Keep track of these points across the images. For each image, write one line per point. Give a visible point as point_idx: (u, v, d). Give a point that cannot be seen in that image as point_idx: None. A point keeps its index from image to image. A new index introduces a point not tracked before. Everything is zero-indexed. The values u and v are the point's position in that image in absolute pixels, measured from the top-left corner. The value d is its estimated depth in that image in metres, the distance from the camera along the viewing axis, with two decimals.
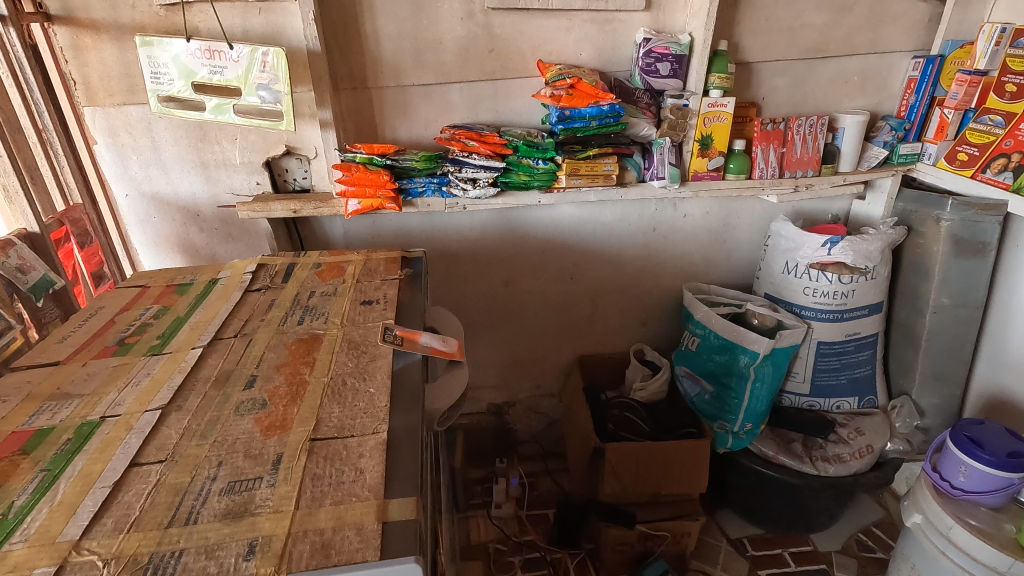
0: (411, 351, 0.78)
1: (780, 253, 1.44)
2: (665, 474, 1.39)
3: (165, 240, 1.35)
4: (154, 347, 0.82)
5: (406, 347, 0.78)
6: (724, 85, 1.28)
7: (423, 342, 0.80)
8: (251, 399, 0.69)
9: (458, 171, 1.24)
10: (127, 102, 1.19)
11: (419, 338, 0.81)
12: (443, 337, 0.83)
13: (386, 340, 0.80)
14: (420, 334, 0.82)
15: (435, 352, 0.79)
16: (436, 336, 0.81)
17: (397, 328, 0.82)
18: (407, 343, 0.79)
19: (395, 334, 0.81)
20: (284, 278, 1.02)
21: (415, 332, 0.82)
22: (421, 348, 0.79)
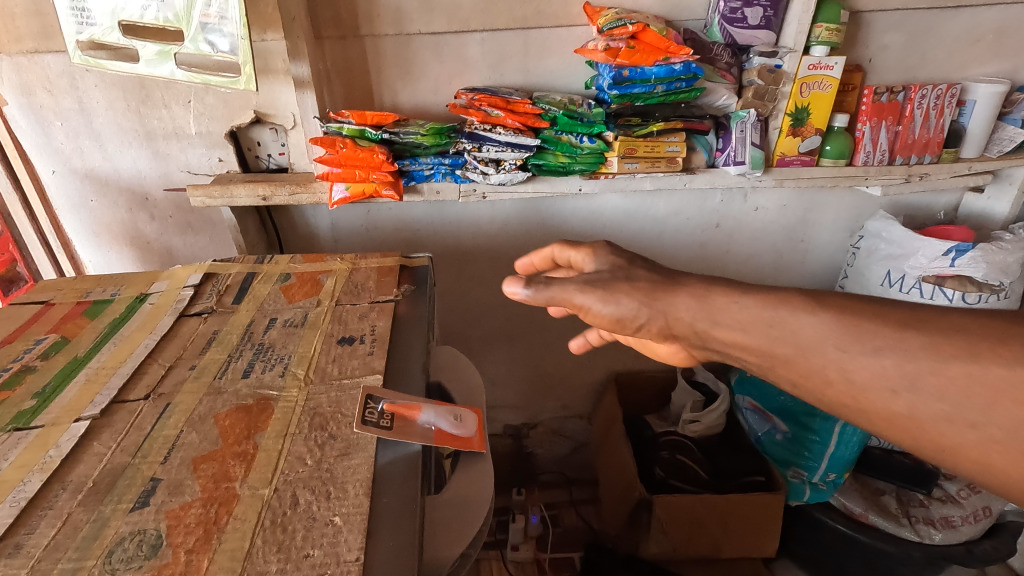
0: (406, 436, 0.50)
1: (879, 259, 1.14)
2: (723, 532, 1.13)
3: (106, 229, 1.07)
4: (20, 416, 0.54)
5: (399, 431, 0.51)
6: (833, 39, 0.95)
7: (427, 420, 0.53)
8: (138, 532, 0.42)
9: (476, 149, 0.94)
10: (40, 49, 0.90)
11: (418, 414, 0.53)
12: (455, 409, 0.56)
13: (367, 417, 0.52)
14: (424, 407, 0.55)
15: (445, 439, 0.52)
16: (443, 412, 0.54)
17: (385, 396, 0.55)
18: (400, 421, 0.52)
19: (382, 407, 0.53)
20: (237, 296, 0.74)
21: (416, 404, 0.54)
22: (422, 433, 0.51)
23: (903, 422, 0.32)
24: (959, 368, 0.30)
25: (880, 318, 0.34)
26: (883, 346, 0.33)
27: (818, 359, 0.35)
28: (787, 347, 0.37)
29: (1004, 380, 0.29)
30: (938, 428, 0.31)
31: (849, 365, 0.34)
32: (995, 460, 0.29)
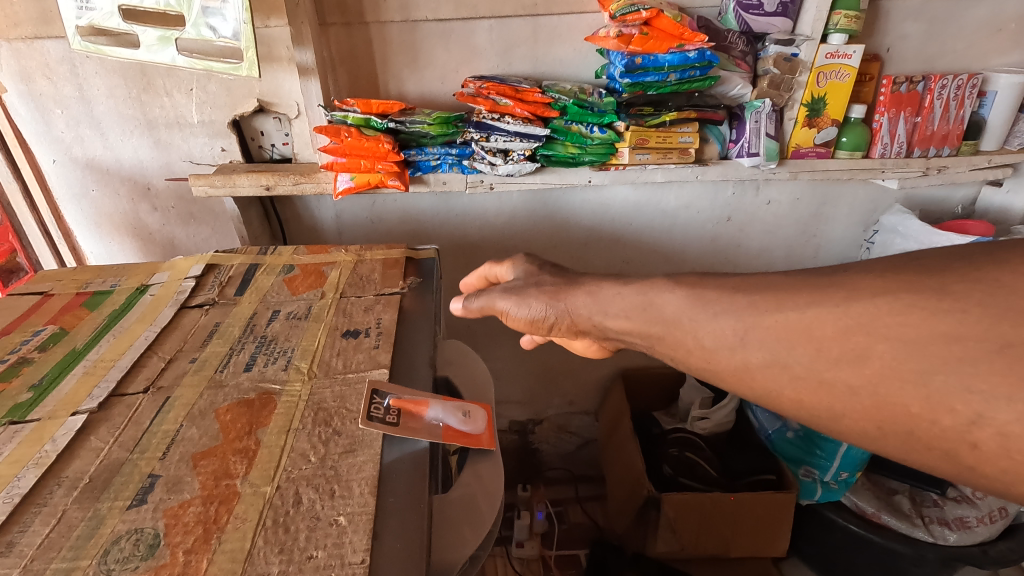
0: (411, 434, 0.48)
1: (895, 254, 1.12)
2: (732, 531, 1.12)
3: (108, 219, 1.06)
4: (16, 409, 0.53)
5: (404, 429, 0.49)
6: (852, 27, 0.92)
7: (434, 417, 0.51)
8: (135, 531, 0.41)
9: (484, 139, 0.92)
10: (40, 35, 0.88)
11: (426, 411, 0.52)
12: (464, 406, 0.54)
13: (372, 413, 0.50)
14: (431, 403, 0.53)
15: (452, 437, 0.50)
16: (451, 409, 0.53)
17: (392, 391, 0.53)
18: (407, 419, 0.50)
19: (388, 403, 0.51)
20: (240, 288, 0.73)
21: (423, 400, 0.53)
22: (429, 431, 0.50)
23: (748, 372, 0.34)
24: (774, 318, 0.33)
25: (718, 285, 0.37)
26: (715, 304, 0.36)
27: (677, 329, 0.38)
28: (658, 325, 0.40)
29: (801, 321, 0.31)
30: (765, 376, 0.33)
31: (695, 327, 0.37)
32: (804, 398, 0.31)
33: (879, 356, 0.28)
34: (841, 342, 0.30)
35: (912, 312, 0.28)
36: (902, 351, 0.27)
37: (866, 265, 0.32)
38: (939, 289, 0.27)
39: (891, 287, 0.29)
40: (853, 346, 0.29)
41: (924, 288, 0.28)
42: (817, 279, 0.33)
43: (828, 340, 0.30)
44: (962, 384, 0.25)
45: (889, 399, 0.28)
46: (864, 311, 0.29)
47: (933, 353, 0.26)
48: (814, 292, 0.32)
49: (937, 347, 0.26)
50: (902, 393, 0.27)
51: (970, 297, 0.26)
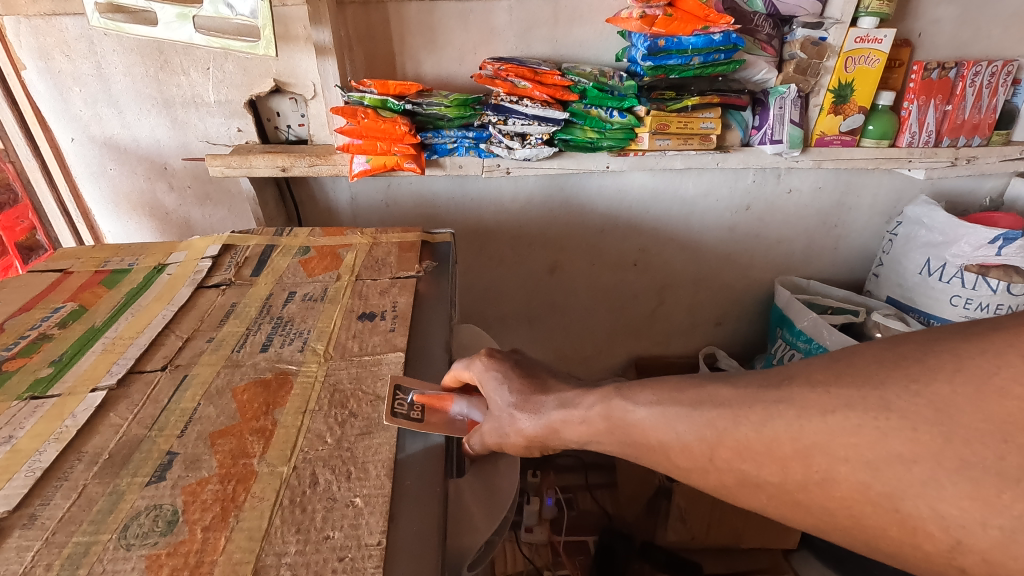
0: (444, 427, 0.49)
1: (918, 247, 1.10)
2: (744, 526, 1.12)
3: (126, 199, 1.06)
4: (37, 383, 0.53)
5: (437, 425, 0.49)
6: (883, 11, 0.89)
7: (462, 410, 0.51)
8: (154, 508, 0.41)
9: (502, 122, 0.90)
10: (58, 12, 0.88)
11: (450, 406, 0.52)
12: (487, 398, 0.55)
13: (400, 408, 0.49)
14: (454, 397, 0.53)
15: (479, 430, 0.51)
16: (478, 405, 0.52)
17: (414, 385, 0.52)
18: (431, 415, 0.50)
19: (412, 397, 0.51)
20: (256, 268, 0.73)
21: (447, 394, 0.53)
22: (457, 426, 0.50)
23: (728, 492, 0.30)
24: (732, 437, 0.29)
25: (684, 391, 0.34)
26: (679, 418, 0.32)
27: (650, 451, 0.34)
28: (631, 446, 0.36)
29: (760, 442, 0.28)
30: (741, 493, 0.30)
31: (665, 448, 0.33)
32: (787, 514, 0.28)
33: (844, 478, 0.25)
34: (803, 463, 0.27)
35: (863, 432, 0.25)
36: (863, 475, 0.24)
37: (806, 369, 0.29)
38: (881, 402, 0.25)
39: (839, 398, 0.26)
40: (813, 467, 0.26)
41: (865, 401, 0.25)
42: (760, 388, 0.30)
43: (790, 461, 0.27)
44: (930, 509, 0.23)
45: (864, 521, 0.25)
46: (817, 432, 0.26)
47: (893, 476, 0.24)
48: (768, 406, 0.29)
49: (896, 469, 0.24)
50: (874, 516, 0.24)
51: (917, 415, 0.24)
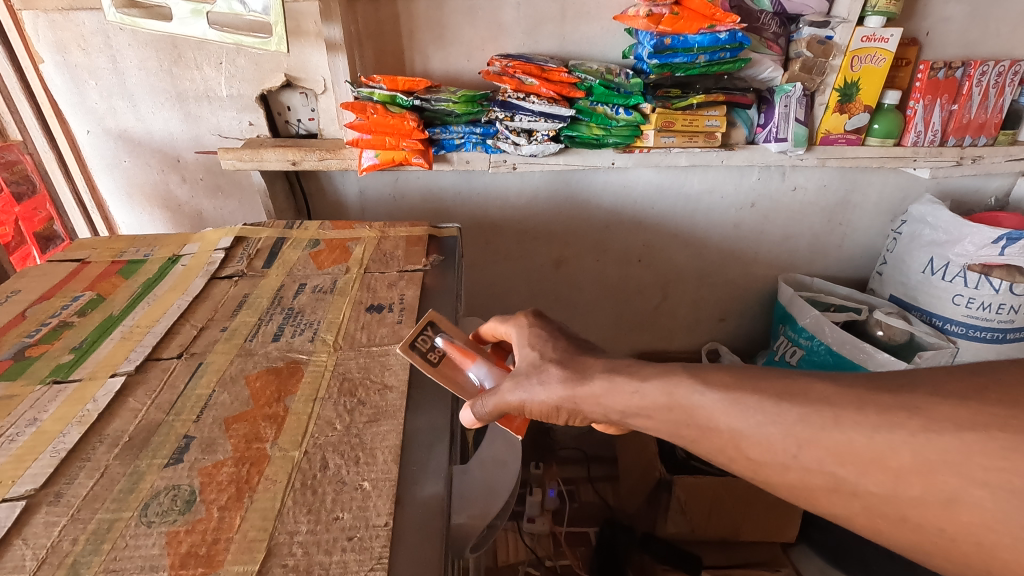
0: (450, 384, 0.51)
1: (922, 245, 1.10)
2: (743, 518, 1.15)
3: (139, 190, 1.09)
4: (59, 369, 0.55)
5: (446, 373, 0.52)
6: (890, 11, 0.89)
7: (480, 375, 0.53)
8: (172, 488, 0.43)
9: (509, 118, 0.92)
10: (75, 7, 0.90)
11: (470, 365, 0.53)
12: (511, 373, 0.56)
13: (420, 347, 0.54)
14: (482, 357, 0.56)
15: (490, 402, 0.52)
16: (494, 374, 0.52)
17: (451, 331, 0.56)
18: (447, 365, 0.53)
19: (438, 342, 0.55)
20: (267, 260, 0.75)
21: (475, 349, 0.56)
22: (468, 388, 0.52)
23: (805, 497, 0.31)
24: (835, 441, 0.30)
25: (765, 381, 0.34)
26: (762, 409, 0.33)
27: (715, 435, 0.35)
28: (691, 427, 0.36)
29: (869, 450, 0.29)
30: (831, 500, 0.30)
31: (738, 436, 0.34)
32: (883, 529, 0.29)
33: (974, 503, 0.26)
34: (926, 482, 0.27)
35: (1011, 459, 0.25)
36: (1002, 505, 0.25)
37: (936, 386, 0.29)
38: None
39: (984, 421, 0.26)
40: (940, 487, 0.27)
41: (1014, 428, 0.25)
42: (880, 395, 0.30)
43: (911, 478, 0.27)
44: None
45: (993, 551, 0.25)
46: (950, 450, 0.26)
47: None
48: (888, 415, 0.29)
49: None
50: (1009, 548, 0.25)
51: None
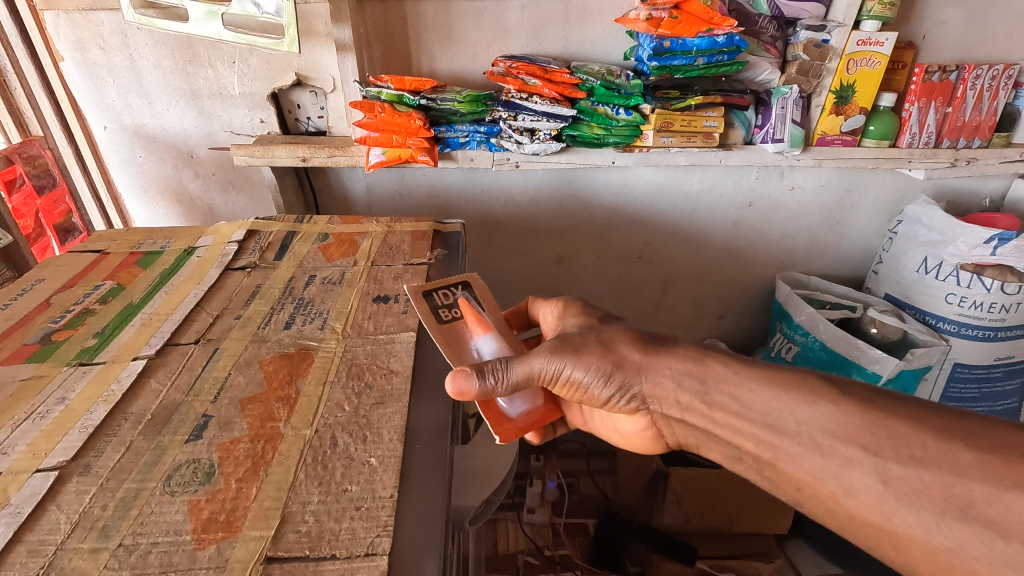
0: (440, 343, 0.56)
1: (917, 245, 1.12)
2: (741, 508, 1.19)
3: (153, 184, 1.12)
4: (84, 352, 0.59)
5: (449, 328, 0.60)
6: (886, 15, 0.91)
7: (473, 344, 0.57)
8: (192, 461, 0.46)
9: (512, 117, 0.94)
10: (94, 7, 0.93)
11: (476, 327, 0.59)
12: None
13: (436, 300, 0.63)
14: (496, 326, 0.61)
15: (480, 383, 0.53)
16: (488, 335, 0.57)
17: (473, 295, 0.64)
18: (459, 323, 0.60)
19: (454, 300, 0.63)
20: (278, 252, 0.78)
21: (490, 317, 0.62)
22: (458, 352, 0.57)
23: (945, 556, 0.35)
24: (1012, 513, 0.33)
25: (940, 431, 0.38)
26: (926, 461, 0.37)
27: (857, 470, 0.39)
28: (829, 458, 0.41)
29: None
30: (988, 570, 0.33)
31: (886, 477, 0.38)
32: None
33: None
34: None
35: None
36: None
37: None
38: None
39: None
40: None
41: None
42: None
43: None
44: None
45: None
46: None
47: None
48: None
49: None
50: None
51: None
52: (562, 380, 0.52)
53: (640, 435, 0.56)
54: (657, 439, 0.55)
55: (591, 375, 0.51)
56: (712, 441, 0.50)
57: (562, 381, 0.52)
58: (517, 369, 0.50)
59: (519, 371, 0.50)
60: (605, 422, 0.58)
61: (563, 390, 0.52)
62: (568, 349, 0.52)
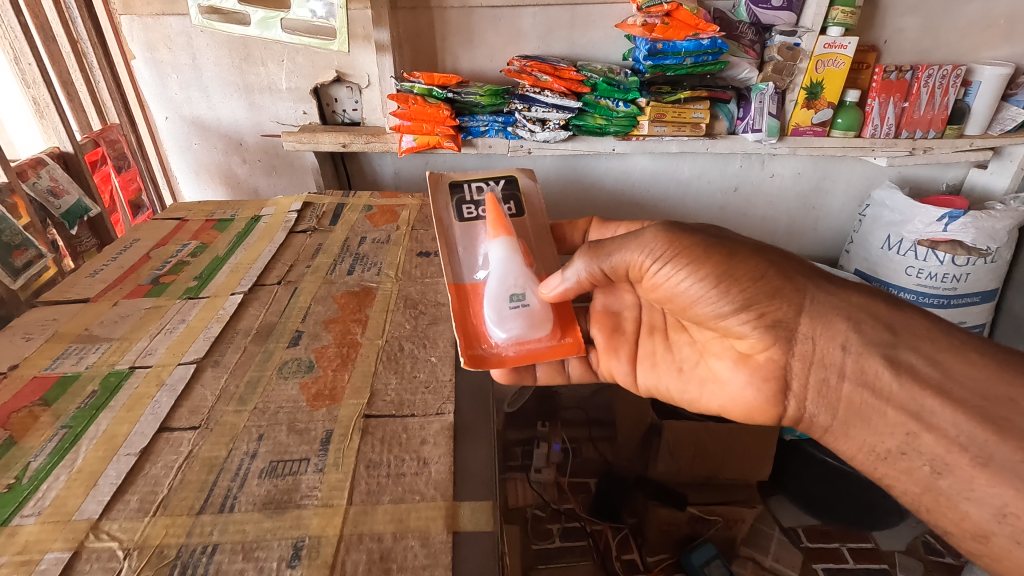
0: (443, 247, 0.65)
1: (882, 225, 1.26)
2: (725, 457, 1.34)
3: (205, 169, 1.26)
4: (190, 290, 0.73)
5: (468, 227, 0.67)
6: (848, 21, 1.06)
7: (479, 249, 0.66)
8: (296, 359, 0.60)
9: (526, 109, 1.10)
10: (165, 12, 1.07)
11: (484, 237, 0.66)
12: (519, 292, 0.60)
13: (463, 195, 0.69)
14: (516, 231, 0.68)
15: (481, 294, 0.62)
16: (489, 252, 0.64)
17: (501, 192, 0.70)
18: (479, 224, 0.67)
19: (482, 195, 0.69)
20: (332, 220, 0.92)
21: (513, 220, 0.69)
22: (462, 254, 0.66)
23: None
24: None
25: None
26: None
27: None
28: None
29: None
30: None
31: None
32: None
33: None
34: None
35: None
36: None
37: None
38: None
39: None
40: None
41: None
42: None
43: None
44: None
45: None
46: None
47: None
48: None
49: None
50: None
51: None
52: (705, 262, 0.55)
53: (745, 388, 0.58)
54: (773, 399, 0.57)
55: (747, 269, 0.54)
56: (860, 424, 0.52)
57: (706, 257, 0.55)
58: (657, 230, 0.57)
59: (660, 233, 0.56)
60: (702, 372, 0.63)
61: (706, 272, 0.55)
62: (715, 238, 0.56)
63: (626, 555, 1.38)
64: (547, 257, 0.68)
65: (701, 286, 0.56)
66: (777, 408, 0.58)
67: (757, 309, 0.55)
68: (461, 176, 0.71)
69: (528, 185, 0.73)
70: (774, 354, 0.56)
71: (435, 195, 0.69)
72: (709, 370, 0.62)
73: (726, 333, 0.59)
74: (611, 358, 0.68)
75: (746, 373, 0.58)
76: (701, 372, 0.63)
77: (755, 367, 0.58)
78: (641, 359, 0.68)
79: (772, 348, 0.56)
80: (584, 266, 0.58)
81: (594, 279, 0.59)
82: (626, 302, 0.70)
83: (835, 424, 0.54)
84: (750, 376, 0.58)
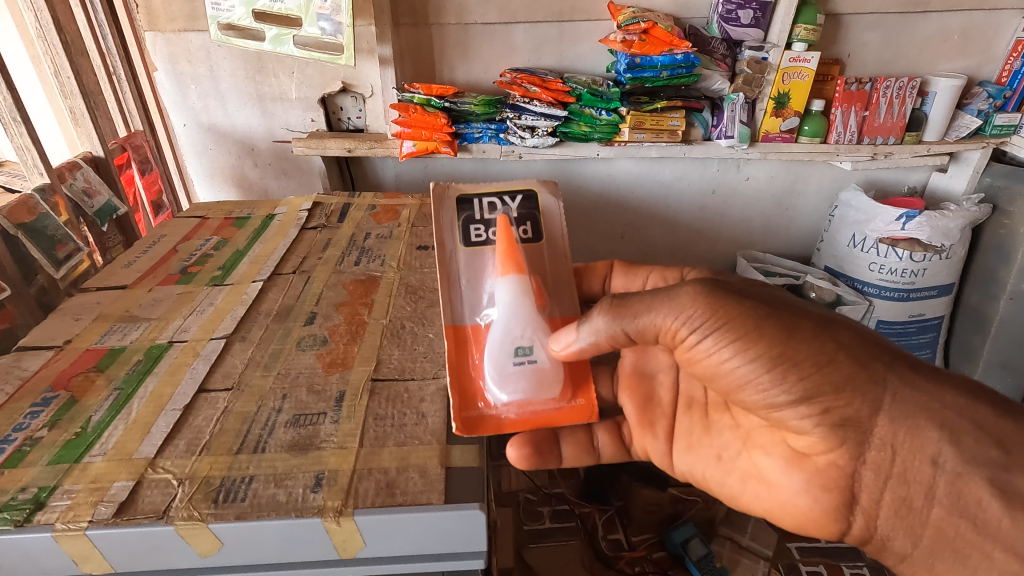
0: (445, 278, 0.64)
1: (848, 224, 1.36)
2: None
3: (219, 172, 1.36)
4: (216, 278, 0.82)
5: (473, 253, 0.66)
6: (811, 38, 1.16)
7: (484, 285, 0.65)
8: (312, 334, 0.69)
9: (517, 117, 1.19)
10: (187, 29, 1.18)
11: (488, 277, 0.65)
12: (525, 348, 0.59)
13: (472, 212, 0.68)
14: (530, 261, 0.68)
15: (481, 341, 0.62)
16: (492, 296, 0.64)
17: (516, 211, 0.69)
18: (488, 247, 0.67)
19: (493, 215, 0.68)
20: (340, 217, 1.01)
21: (527, 246, 0.68)
22: (464, 286, 0.65)
23: None
24: None
25: None
26: None
27: None
28: None
29: None
30: None
31: None
32: None
33: None
34: None
35: None
36: None
37: None
38: None
39: None
40: None
41: None
42: None
43: None
44: None
45: None
46: None
47: None
48: None
49: None
50: None
51: None
52: (757, 341, 0.52)
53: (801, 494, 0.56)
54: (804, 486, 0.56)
55: (809, 354, 0.52)
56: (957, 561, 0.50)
57: (759, 335, 0.52)
58: (697, 295, 0.54)
59: (699, 299, 0.54)
60: (743, 464, 0.60)
61: (758, 351, 0.52)
62: (761, 310, 0.53)
63: (611, 535, 1.45)
64: (564, 300, 0.67)
65: (751, 366, 0.53)
66: (839, 522, 0.55)
67: (822, 402, 0.52)
68: (472, 190, 0.71)
69: (547, 203, 0.72)
70: (838, 459, 0.54)
71: (441, 210, 0.69)
72: (752, 463, 0.60)
73: (781, 425, 0.56)
74: (645, 436, 0.67)
75: (802, 476, 0.56)
76: (743, 464, 0.61)
77: (813, 471, 0.55)
78: (677, 436, 0.67)
79: (836, 452, 0.53)
80: (603, 325, 0.56)
81: (614, 339, 0.57)
82: (661, 364, 0.70)
83: (915, 545, 0.52)
84: (806, 481, 0.56)
